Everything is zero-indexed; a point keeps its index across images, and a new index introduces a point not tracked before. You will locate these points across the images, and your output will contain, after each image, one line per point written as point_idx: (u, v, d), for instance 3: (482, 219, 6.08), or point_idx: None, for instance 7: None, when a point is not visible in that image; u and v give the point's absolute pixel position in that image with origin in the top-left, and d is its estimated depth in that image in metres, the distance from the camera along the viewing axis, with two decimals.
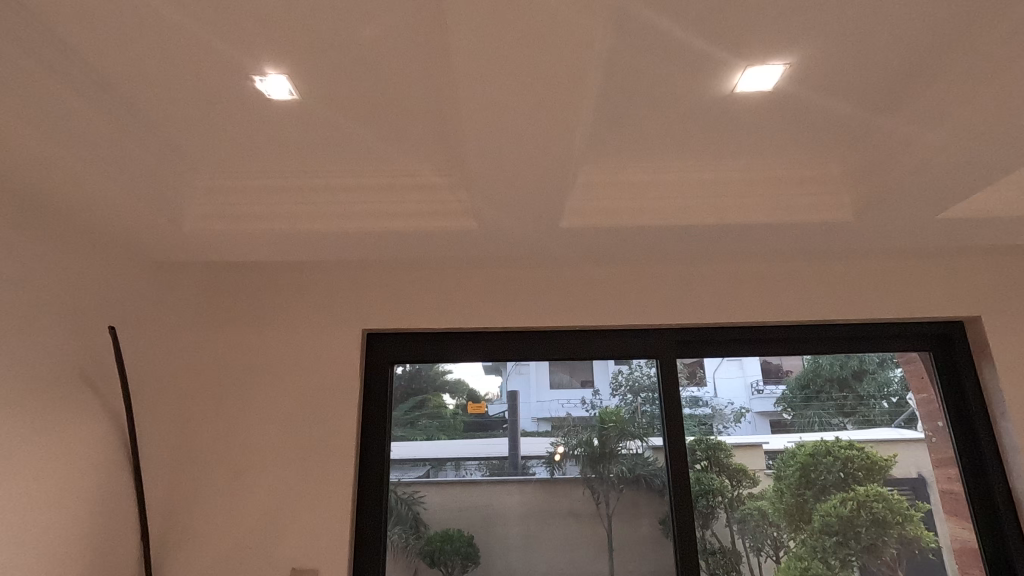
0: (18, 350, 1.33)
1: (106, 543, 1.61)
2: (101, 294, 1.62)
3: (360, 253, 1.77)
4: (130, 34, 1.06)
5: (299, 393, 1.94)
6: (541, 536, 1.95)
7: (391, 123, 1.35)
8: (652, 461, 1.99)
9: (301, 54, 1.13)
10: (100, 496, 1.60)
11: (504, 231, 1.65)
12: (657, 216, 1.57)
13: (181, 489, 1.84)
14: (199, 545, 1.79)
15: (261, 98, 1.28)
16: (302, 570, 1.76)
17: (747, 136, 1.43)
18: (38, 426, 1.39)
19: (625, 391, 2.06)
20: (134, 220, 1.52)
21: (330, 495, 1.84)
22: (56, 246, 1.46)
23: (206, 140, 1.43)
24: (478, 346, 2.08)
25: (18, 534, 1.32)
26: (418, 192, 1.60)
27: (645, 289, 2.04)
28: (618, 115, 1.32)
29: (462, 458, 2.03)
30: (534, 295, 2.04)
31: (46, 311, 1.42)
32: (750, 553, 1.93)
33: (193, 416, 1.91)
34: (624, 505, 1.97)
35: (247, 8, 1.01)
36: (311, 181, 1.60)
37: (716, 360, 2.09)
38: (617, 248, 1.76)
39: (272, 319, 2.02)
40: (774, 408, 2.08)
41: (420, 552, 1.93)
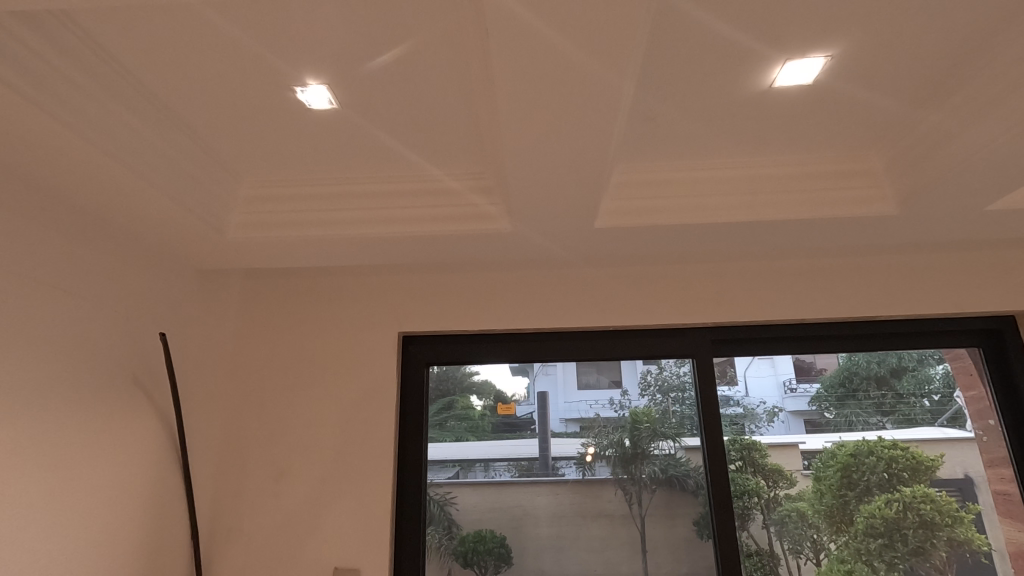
0: (74, 355, 1.39)
1: (158, 541, 1.67)
2: (149, 301, 1.68)
3: (394, 258, 1.79)
4: (180, 47, 1.10)
5: (336, 396, 1.98)
6: (574, 537, 1.95)
7: (427, 127, 1.37)
8: (685, 461, 1.97)
9: (339, 64, 1.16)
10: (152, 495, 1.66)
11: (537, 232, 1.65)
12: (693, 214, 1.55)
13: (228, 490, 1.90)
14: (243, 543, 1.84)
15: (300, 108, 1.31)
16: (344, 569, 1.79)
17: (785, 131, 1.41)
18: (92, 428, 1.45)
19: (654, 390, 2.04)
20: (182, 231, 1.58)
21: (369, 496, 1.87)
22: (108, 257, 1.53)
23: (247, 150, 1.47)
24: (505, 348, 2.09)
25: (75, 532, 1.37)
26: (452, 195, 1.62)
27: (677, 289, 2.02)
28: (653, 113, 1.31)
29: (490, 458, 2.04)
30: (565, 296, 2.04)
31: (100, 319, 1.48)
32: (789, 555, 1.89)
33: (236, 420, 1.97)
34: (657, 506, 1.96)
35: (289, 20, 1.04)
36: (347, 187, 1.63)
37: (746, 359, 2.06)
38: (651, 246, 1.75)
39: (309, 324, 2.07)
40: (809, 407, 2.04)
41: (454, 552, 1.95)
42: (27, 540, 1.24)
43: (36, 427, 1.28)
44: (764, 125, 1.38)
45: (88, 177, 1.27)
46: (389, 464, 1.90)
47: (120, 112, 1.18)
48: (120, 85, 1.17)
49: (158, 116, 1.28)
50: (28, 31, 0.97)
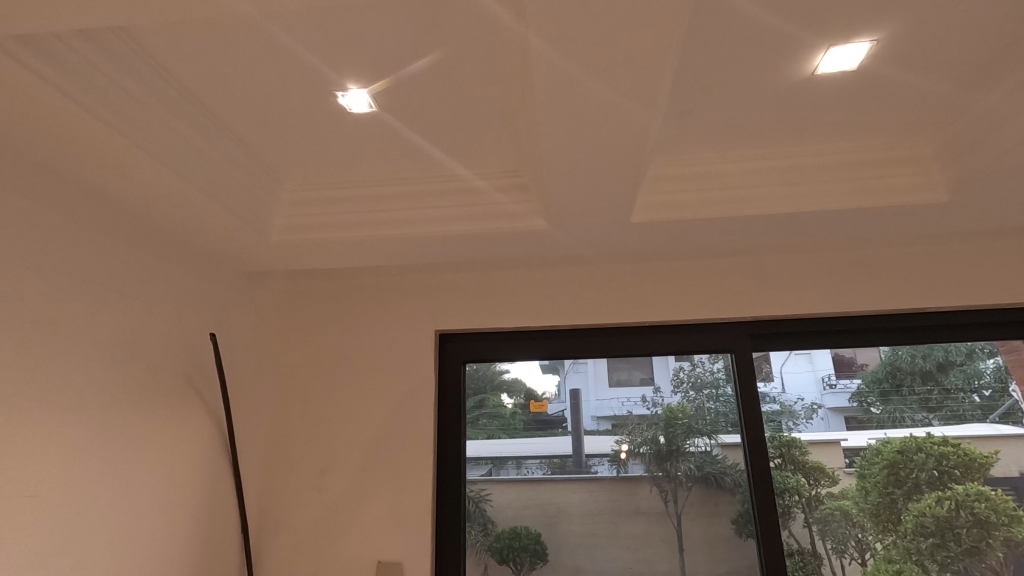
0: (130, 355, 1.46)
1: (212, 535, 1.74)
2: (199, 303, 1.75)
3: (431, 256, 1.81)
4: (228, 58, 1.15)
5: (375, 394, 2.02)
6: (609, 535, 1.94)
7: (463, 127, 1.39)
8: (722, 459, 1.94)
9: (378, 67, 1.18)
10: (205, 490, 1.72)
11: (572, 229, 1.65)
12: (732, 207, 1.53)
13: (274, 486, 1.96)
14: (289, 537, 1.90)
15: (340, 112, 1.34)
16: (386, 563, 1.83)
17: (826, 120, 1.38)
18: (149, 425, 1.52)
19: (687, 387, 2.03)
20: (229, 236, 1.64)
21: (409, 491, 1.91)
22: (161, 262, 1.59)
23: (289, 155, 1.52)
24: (537, 346, 2.10)
25: (135, 524, 1.44)
26: (488, 194, 1.63)
27: (713, 283, 2.00)
28: (690, 106, 1.30)
29: (523, 456, 2.05)
30: (599, 293, 2.04)
31: (154, 321, 1.55)
32: (833, 555, 1.85)
33: (280, 418, 2.03)
34: (693, 504, 1.94)
35: (331, 28, 1.07)
36: (383, 189, 1.66)
37: (783, 355, 2.02)
38: (687, 240, 1.73)
39: (347, 323, 2.12)
40: (849, 403, 1.99)
41: (490, 549, 1.96)
42: (92, 532, 1.31)
43: (97, 426, 1.35)
44: (805, 114, 1.35)
45: (141, 185, 1.33)
46: (427, 461, 1.93)
47: (172, 120, 1.23)
48: (171, 94, 1.22)
49: (206, 124, 1.33)
50: (87, 45, 1.02)
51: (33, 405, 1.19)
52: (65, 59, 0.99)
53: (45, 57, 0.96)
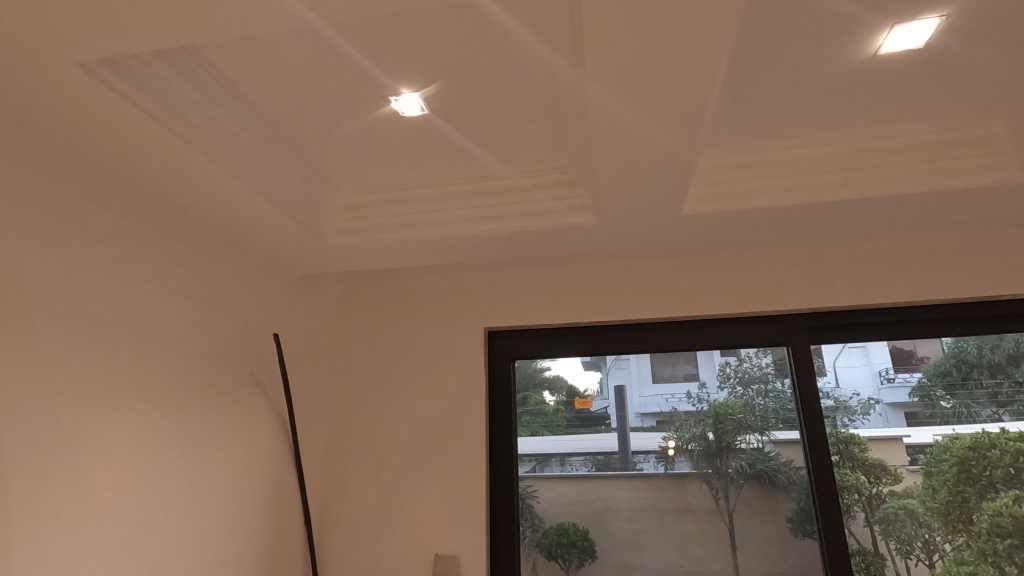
0: (201, 356, 1.54)
1: (279, 527, 1.81)
2: (262, 305, 1.83)
3: (480, 254, 1.84)
4: (290, 68, 1.19)
5: (426, 392, 2.07)
6: (658, 533, 1.92)
7: (513, 126, 1.40)
8: (775, 456, 1.90)
9: (432, 71, 1.21)
10: (272, 483, 1.80)
11: (622, 223, 1.64)
12: (788, 196, 1.49)
13: (333, 480, 2.04)
14: (349, 530, 1.97)
15: (393, 116, 1.38)
16: (443, 556, 1.87)
17: (890, 101, 1.32)
18: (220, 421, 1.60)
19: (734, 383, 1.99)
20: (288, 241, 1.71)
21: (462, 486, 1.94)
22: (227, 267, 1.67)
23: (345, 160, 1.57)
24: (579, 343, 2.10)
25: (209, 514, 1.52)
26: (536, 190, 1.64)
27: (765, 275, 1.95)
28: (745, 94, 1.27)
29: (567, 453, 2.05)
30: (646, 287, 2.02)
31: (222, 323, 1.63)
32: (897, 556, 1.78)
33: (337, 414, 2.11)
34: (746, 502, 1.90)
35: (388, 34, 1.10)
36: (432, 189, 1.69)
37: (835, 348, 1.95)
38: (740, 231, 1.69)
39: (397, 322, 2.17)
40: (909, 398, 1.91)
41: (538, 545, 1.98)
42: (173, 522, 1.39)
43: (174, 422, 1.43)
44: (866, 97, 1.31)
45: (209, 194, 1.41)
46: (479, 457, 1.96)
47: (237, 131, 1.30)
48: (237, 107, 1.28)
49: (268, 133, 1.39)
50: (162, 64, 1.09)
51: (120, 404, 1.28)
52: (145, 79, 1.06)
53: (127, 78, 1.03)
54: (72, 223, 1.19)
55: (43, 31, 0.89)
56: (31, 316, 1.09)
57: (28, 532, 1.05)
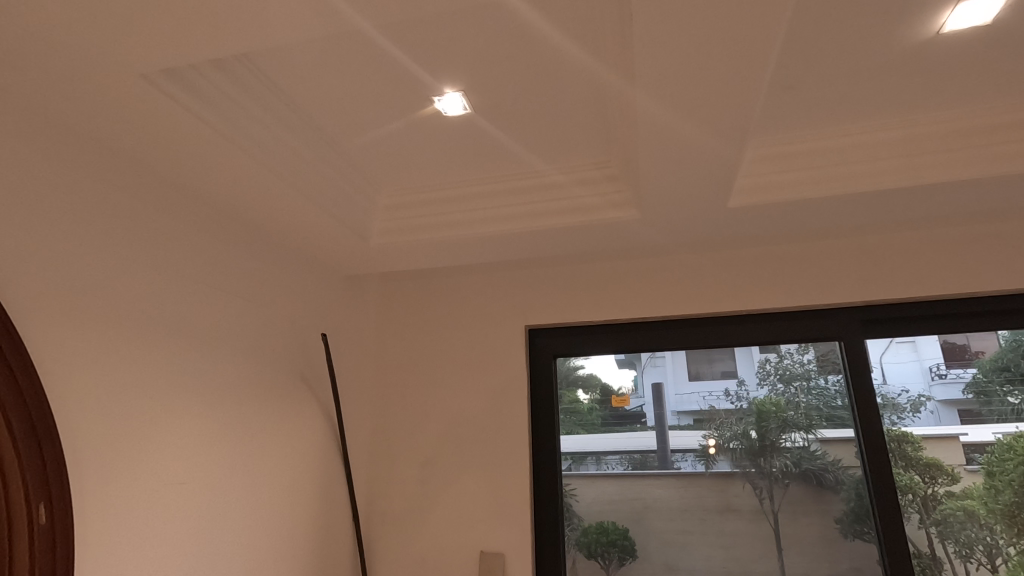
0: (253, 357, 1.59)
1: (328, 523, 1.85)
2: (310, 307, 1.88)
3: (520, 251, 1.84)
4: (338, 72, 1.22)
5: (467, 390, 2.08)
6: (702, 533, 1.88)
7: (556, 122, 1.39)
8: (822, 455, 1.84)
9: (476, 70, 1.21)
10: (321, 480, 1.85)
11: (666, 217, 1.61)
12: (838, 185, 1.45)
13: (377, 477, 2.07)
14: (397, 525, 2.00)
15: (436, 116, 1.39)
16: (489, 552, 1.88)
17: (952, 81, 1.26)
18: (272, 419, 1.65)
19: (774, 380, 1.94)
20: (334, 242, 1.74)
21: (505, 483, 1.95)
22: (275, 269, 1.72)
23: (388, 162, 1.59)
24: (614, 340, 2.08)
25: (263, 510, 1.56)
26: (579, 185, 1.63)
27: (812, 268, 1.89)
28: (796, 80, 1.23)
29: (602, 451, 2.04)
30: (688, 283, 1.99)
31: (272, 324, 1.68)
32: (956, 560, 1.70)
33: (381, 412, 2.15)
34: (792, 501, 1.85)
35: (435, 35, 1.11)
36: (473, 187, 1.70)
37: (882, 343, 1.89)
38: (789, 221, 1.64)
39: (437, 320, 2.20)
40: (964, 395, 1.82)
41: (577, 543, 1.97)
42: (231, 517, 1.44)
43: (230, 420, 1.48)
44: (927, 79, 1.25)
45: (260, 197, 1.45)
46: (521, 455, 1.97)
47: (286, 136, 1.33)
48: (287, 112, 1.31)
49: (315, 138, 1.42)
50: (217, 73, 1.13)
51: (182, 403, 1.32)
52: (200, 87, 1.10)
53: (184, 87, 1.07)
54: (134, 229, 1.25)
55: (109, 45, 0.93)
56: (99, 320, 1.14)
57: (102, 526, 1.10)
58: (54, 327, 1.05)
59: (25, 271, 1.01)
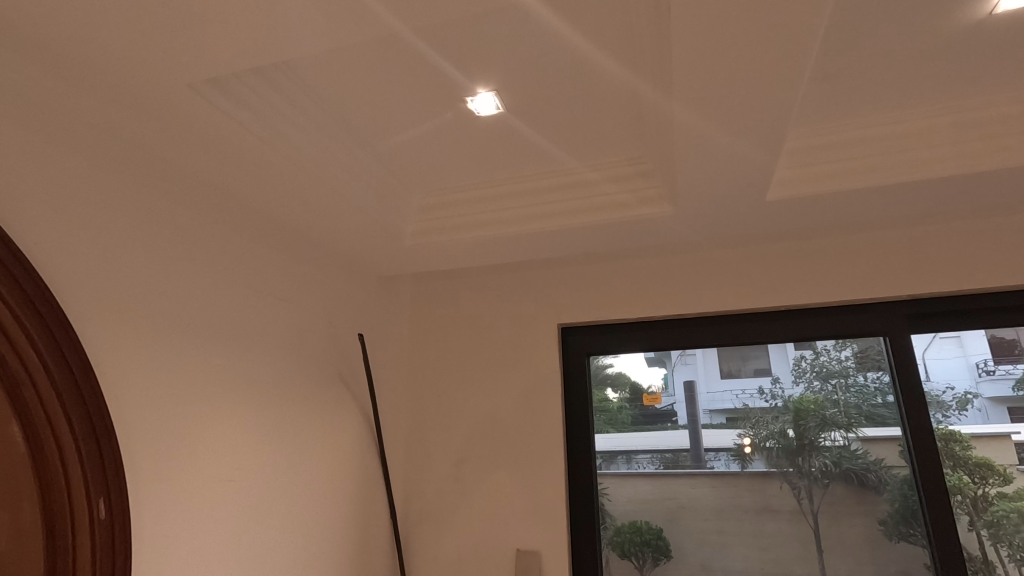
0: (292, 359, 1.62)
1: (367, 520, 1.88)
2: (347, 308, 1.91)
3: (553, 249, 1.84)
4: (374, 76, 1.23)
5: (499, 389, 2.09)
6: (741, 533, 1.85)
7: (589, 119, 1.39)
8: (863, 454, 1.79)
9: (510, 70, 1.22)
10: (359, 478, 1.88)
11: (701, 212, 1.59)
12: (881, 175, 1.40)
13: (412, 474, 2.10)
14: (433, 523, 2.02)
15: (469, 116, 1.39)
16: (525, 550, 1.89)
17: (1006, 64, 1.20)
18: (312, 418, 1.68)
19: (811, 377, 1.90)
20: (370, 242, 1.77)
21: (539, 482, 1.95)
22: (312, 271, 1.76)
23: (422, 164, 1.61)
24: (644, 338, 2.06)
25: (304, 507, 1.60)
26: (611, 182, 1.61)
27: (853, 262, 1.84)
28: (838, 68, 1.20)
29: (633, 450, 2.02)
30: (723, 279, 1.96)
31: (311, 325, 1.72)
32: (1010, 564, 1.62)
33: (415, 411, 2.17)
34: (833, 502, 1.80)
35: (469, 36, 1.11)
36: (504, 187, 1.70)
37: (925, 339, 1.82)
38: (830, 213, 1.60)
39: (470, 320, 2.21)
40: (1014, 392, 1.73)
41: (610, 542, 1.95)
42: (275, 514, 1.48)
43: (272, 420, 1.51)
44: (979, 63, 1.20)
45: (299, 200, 1.48)
46: (555, 453, 1.97)
47: (324, 141, 1.36)
48: (324, 117, 1.34)
49: (351, 142, 1.44)
50: (258, 81, 1.16)
51: (227, 403, 1.36)
52: (242, 95, 1.13)
53: (227, 96, 1.10)
54: (180, 236, 1.29)
55: (160, 58, 0.97)
56: (150, 323, 1.18)
57: (157, 521, 1.14)
58: (110, 330, 1.09)
59: (84, 278, 1.05)
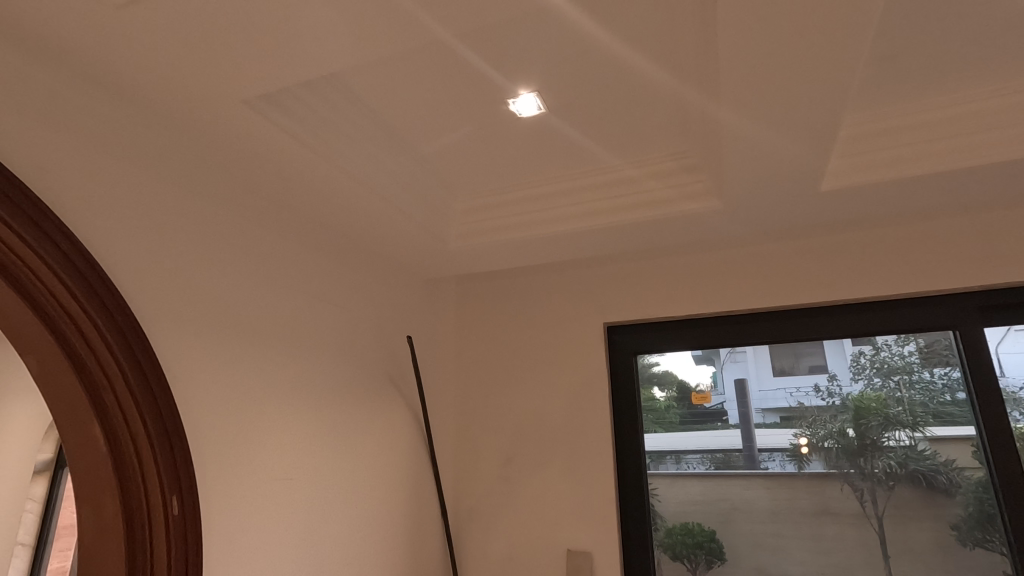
0: (344, 361, 1.67)
1: (419, 519, 1.92)
2: (395, 311, 1.96)
3: (597, 247, 1.82)
4: (417, 83, 1.26)
5: (546, 389, 2.09)
6: (799, 537, 1.78)
7: (632, 116, 1.37)
8: (931, 455, 1.70)
9: (551, 69, 1.21)
10: (410, 477, 1.92)
11: (751, 205, 1.54)
12: (947, 160, 1.32)
13: (461, 474, 2.13)
14: (484, 522, 2.04)
15: (511, 118, 1.40)
16: (575, 551, 1.88)
17: None
18: (365, 419, 1.73)
19: (871, 374, 1.81)
20: (416, 246, 1.81)
21: (589, 482, 1.94)
22: (361, 276, 1.81)
23: (465, 168, 1.63)
24: (691, 335, 2.02)
25: (359, 505, 1.65)
26: (656, 178, 1.59)
27: (916, 251, 1.74)
28: (898, 49, 1.14)
29: (682, 450, 1.98)
30: (774, 273, 1.89)
31: (361, 329, 1.76)
32: None
33: (463, 411, 2.20)
34: (899, 505, 1.71)
35: (510, 39, 1.12)
36: (546, 187, 1.70)
37: (1000, 332, 1.69)
38: (890, 201, 1.52)
39: (514, 320, 2.22)
40: None
41: (661, 544, 1.92)
42: (332, 512, 1.53)
43: (327, 420, 1.57)
44: None
45: (348, 207, 1.53)
46: (603, 453, 1.95)
47: (370, 149, 1.40)
48: (370, 125, 1.37)
49: (395, 148, 1.47)
50: (308, 94, 1.20)
51: (285, 405, 1.42)
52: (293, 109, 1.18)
53: (280, 110, 1.15)
54: (239, 246, 1.35)
55: (218, 77, 1.02)
56: (213, 330, 1.24)
57: (225, 517, 1.20)
58: (179, 337, 1.16)
59: (154, 289, 1.12)
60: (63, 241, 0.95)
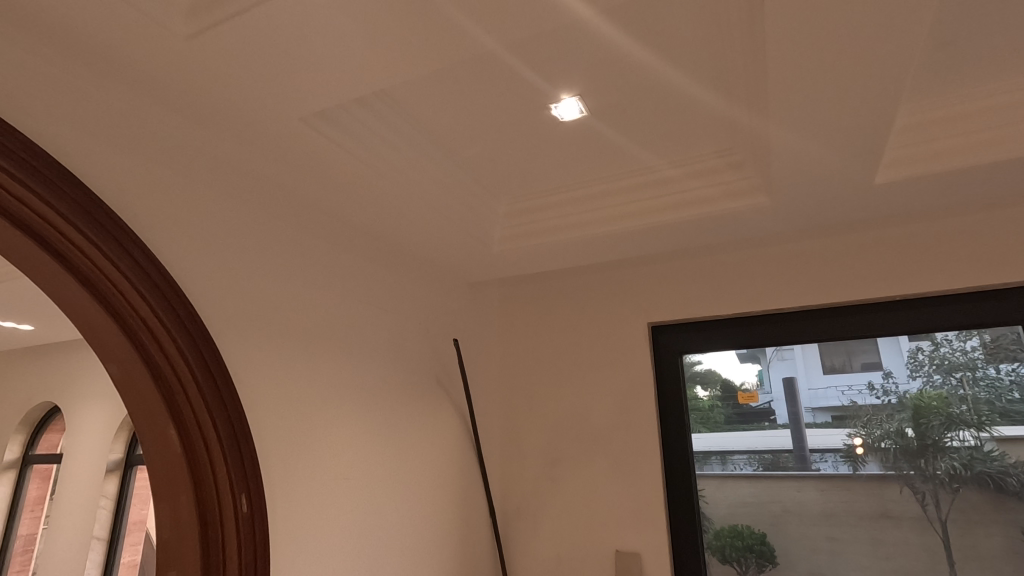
0: (394, 364, 1.72)
1: (468, 518, 1.96)
2: (441, 314, 2.00)
3: (639, 246, 1.82)
4: (462, 93, 1.29)
5: (590, 390, 2.10)
6: (856, 541, 1.72)
7: (676, 115, 1.36)
8: (999, 456, 1.62)
9: (593, 74, 1.22)
10: (459, 477, 1.96)
11: (799, 201, 1.51)
12: (1013, 148, 1.26)
13: (508, 474, 2.16)
14: (532, 522, 2.06)
15: (553, 122, 1.41)
16: (624, 551, 1.88)
17: None
18: (414, 420, 1.78)
19: (930, 371, 1.74)
20: (461, 251, 1.85)
21: (636, 483, 1.93)
22: (408, 281, 1.86)
23: (508, 174, 1.65)
24: (735, 334, 1.99)
25: (410, 504, 1.69)
26: (700, 177, 1.58)
27: (980, 243, 1.66)
28: (959, 35, 1.09)
29: (729, 451, 1.94)
30: (825, 270, 1.84)
31: (409, 332, 1.82)
32: None
33: (508, 412, 2.23)
34: (965, 509, 1.64)
35: (553, 46, 1.13)
36: (587, 188, 1.71)
37: None
38: (951, 192, 1.46)
39: (557, 321, 2.24)
40: None
41: (709, 547, 1.89)
42: (385, 510, 1.58)
43: (380, 421, 1.62)
44: None
45: (397, 215, 1.58)
46: (649, 454, 1.95)
47: (417, 159, 1.44)
48: (416, 137, 1.41)
49: (440, 157, 1.51)
50: (357, 108, 1.24)
51: (341, 407, 1.48)
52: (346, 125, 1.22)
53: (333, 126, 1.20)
54: (295, 256, 1.42)
55: (277, 96, 1.07)
56: (274, 336, 1.31)
57: (287, 515, 1.26)
58: (243, 344, 1.22)
59: (219, 300, 1.18)
60: (153, 268, 1.03)
